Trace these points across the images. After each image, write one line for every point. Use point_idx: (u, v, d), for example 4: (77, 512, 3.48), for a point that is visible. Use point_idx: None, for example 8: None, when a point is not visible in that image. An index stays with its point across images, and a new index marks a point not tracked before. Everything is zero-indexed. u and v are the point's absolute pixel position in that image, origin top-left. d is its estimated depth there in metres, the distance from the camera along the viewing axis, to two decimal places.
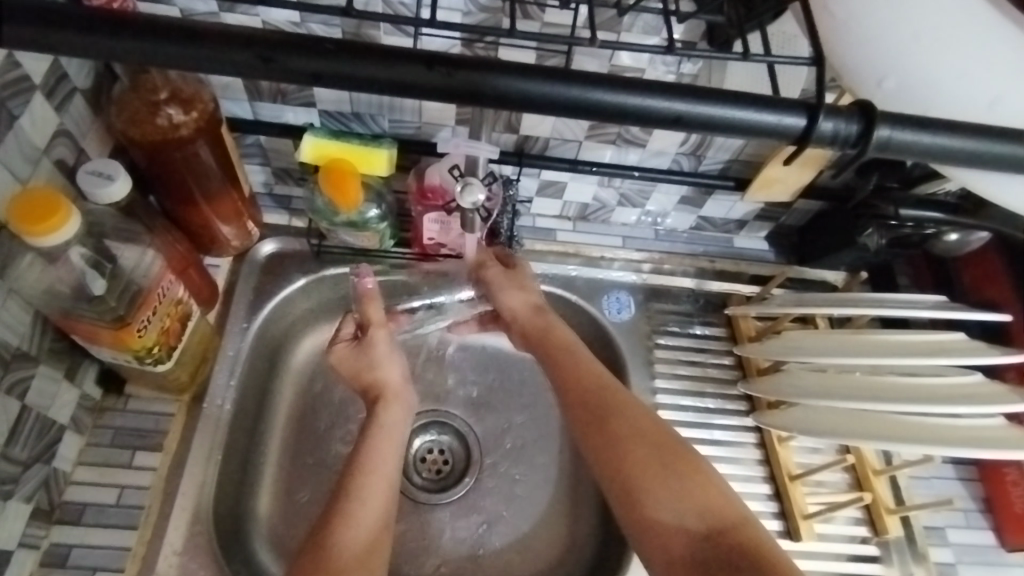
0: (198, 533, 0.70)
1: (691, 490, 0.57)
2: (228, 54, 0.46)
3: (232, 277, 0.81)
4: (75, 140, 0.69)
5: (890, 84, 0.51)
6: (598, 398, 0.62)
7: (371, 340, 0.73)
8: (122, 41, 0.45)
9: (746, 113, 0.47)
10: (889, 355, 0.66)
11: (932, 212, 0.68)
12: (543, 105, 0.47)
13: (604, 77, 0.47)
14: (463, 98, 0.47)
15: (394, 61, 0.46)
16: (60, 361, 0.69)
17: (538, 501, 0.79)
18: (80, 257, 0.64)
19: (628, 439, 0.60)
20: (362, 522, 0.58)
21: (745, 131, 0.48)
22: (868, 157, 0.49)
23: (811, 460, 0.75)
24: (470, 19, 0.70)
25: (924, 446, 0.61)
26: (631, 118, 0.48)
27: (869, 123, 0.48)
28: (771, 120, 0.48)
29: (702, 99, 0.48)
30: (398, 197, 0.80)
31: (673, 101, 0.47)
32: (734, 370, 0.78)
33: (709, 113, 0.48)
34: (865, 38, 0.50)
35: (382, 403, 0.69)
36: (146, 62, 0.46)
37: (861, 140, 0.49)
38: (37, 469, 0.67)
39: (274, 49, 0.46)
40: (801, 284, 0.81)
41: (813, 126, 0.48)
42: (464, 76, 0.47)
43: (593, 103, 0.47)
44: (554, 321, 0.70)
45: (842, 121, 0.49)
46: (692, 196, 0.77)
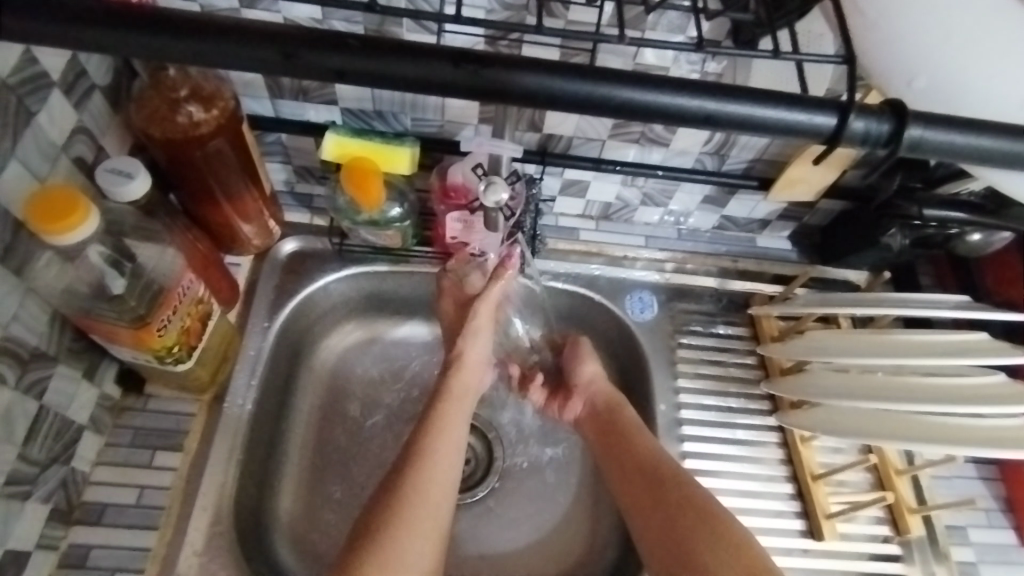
0: (218, 533, 0.69)
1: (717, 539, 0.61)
2: (258, 52, 0.45)
3: (253, 275, 0.81)
4: (95, 138, 0.68)
5: (920, 84, 0.51)
6: (650, 472, 0.67)
7: (474, 317, 0.75)
8: (151, 38, 0.44)
9: (772, 112, 0.47)
10: (910, 355, 0.67)
11: (956, 212, 0.68)
12: (570, 105, 0.47)
13: (635, 76, 0.47)
14: (488, 97, 0.47)
15: (427, 60, 0.46)
16: (79, 360, 0.69)
17: (561, 500, 0.79)
18: (98, 255, 0.63)
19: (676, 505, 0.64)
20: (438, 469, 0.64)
21: (774, 129, 0.48)
22: (900, 157, 0.48)
23: (833, 459, 0.75)
24: (494, 16, 0.70)
25: (945, 446, 0.62)
26: (659, 117, 0.47)
27: (900, 123, 0.47)
28: (802, 119, 0.47)
29: (731, 98, 0.47)
30: (420, 196, 0.79)
31: (703, 100, 0.47)
32: (757, 369, 0.78)
33: (738, 113, 0.47)
34: (898, 38, 0.50)
35: (452, 372, 0.73)
36: (173, 59, 0.45)
37: (892, 140, 0.48)
38: (55, 469, 0.66)
39: (297, 45, 0.45)
40: (823, 283, 0.81)
41: (842, 126, 0.47)
42: (491, 75, 0.46)
43: (624, 104, 0.47)
44: (626, 404, 0.75)
45: (874, 121, 0.47)
46: (716, 195, 0.77)
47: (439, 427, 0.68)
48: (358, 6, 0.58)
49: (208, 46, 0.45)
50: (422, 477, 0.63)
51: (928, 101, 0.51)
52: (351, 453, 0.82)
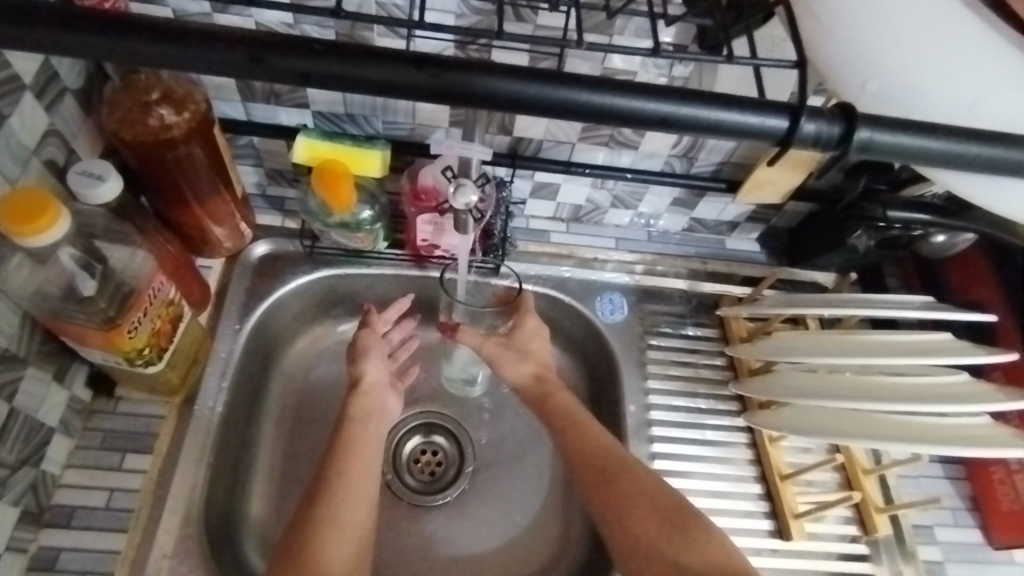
0: (188, 536, 0.69)
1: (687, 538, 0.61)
2: (222, 54, 0.44)
3: (224, 278, 0.81)
4: (66, 141, 0.68)
5: (874, 86, 0.50)
6: (603, 461, 0.66)
7: (366, 338, 0.75)
8: (117, 41, 0.44)
9: (727, 115, 0.47)
10: (880, 355, 0.67)
11: (919, 213, 0.69)
12: (536, 108, 0.46)
13: (597, 79, 0.47)
14: (454, 100, 0.46)
15: (389, 64, 0.45)
16: (49, 363, 0.69)
17: (533, 500, 0.80)
18: (69, 257, 0.63)
19: (636, 497, 0.64)
20: (353, 493, 0.63)
21: (732, 133, 0.47)
22: (851, 159, 0.48)
23: (802, 459, 0.76)
24: (464, 21, 0.70)
25: (910, 445, 0.62)
26: (618, 120, 0.47)
27: (849, 126, 0.48)
28: (756, 122, 0.47)
29: (689, 101, 0.47)
30: (391, 199, 0.80)
31: (659, 102, 0.46)
32: (726, 370, 0.79)
33: (697, 115, 0.47)
34: (849, 43, 0.50)
35: (355, 394, 0.71)
36: (136, 60, 0.45)
37: (842, 143, 0.48)
38: (24, 472, 0.66)
39: (263, 48, 0.44)
40: (792, 285, 0.82)
41: (795, 127, 0.47)
42: (452, 79, 0.45)
43: (588, 107, 0.47)
44: (558, 386, 0.74)
45: (825, 122, 0.48)
46: (685, 197, 0.78)
47: (347, 464, 0.64)
48: (324, 11, 0.56)
49: (171, 48, 0.44)
50: (335, 504, 0.61)
51: (880, 105, 0.51)
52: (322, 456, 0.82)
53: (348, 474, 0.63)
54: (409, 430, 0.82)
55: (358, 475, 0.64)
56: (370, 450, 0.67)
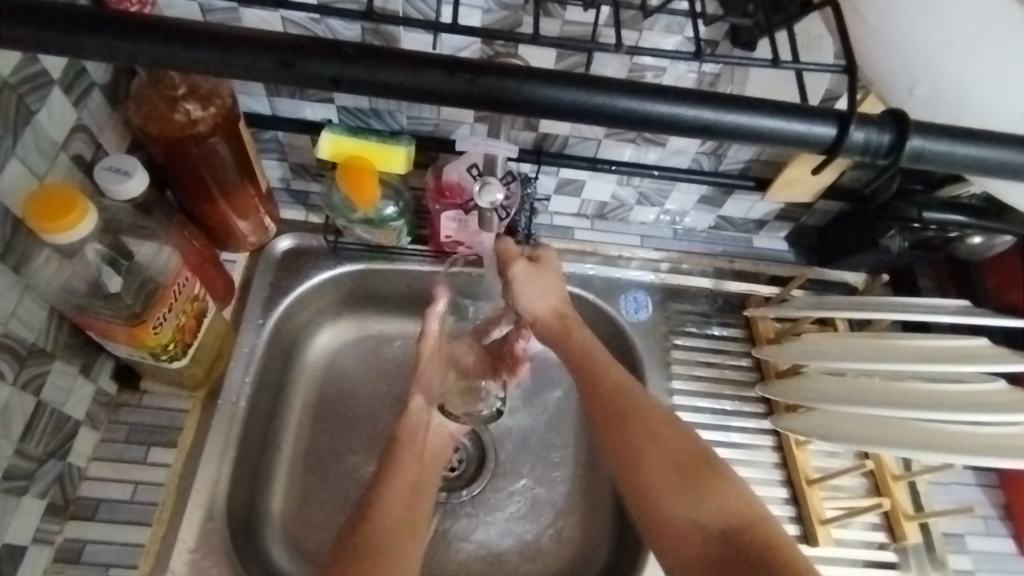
0: (212, 529, 0.70)
1: (706, 494, 0.57)
2: (253, 57, 0.43)
3: (248, 272, 0.81)
4: (93, 135, 0.66)
5: (922, 90, 0.47)
6: (621, 404, 0.62)
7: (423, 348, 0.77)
8: (150, 43, 0.42)
9: (772, 122, 0.44)
10: (917, 361, 0.64)
11: (957, 215, 0.67)
12: (568, 115, 0.45)
13: (640, 84, 0.45)
14: (485, 105, 0.44)
15: (419, 65, 0.44)
16: (75, 356, 0.69)
17: (554, 498, 0.80)
18: (95, 253, 0.64)
19: (647, 440, 0.60)
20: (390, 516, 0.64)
21: (774, 141, 0.45)
22: (900, 167, 0.46)
23: (829, 464, 0.74)
24: (491, 16, 0.67)
25: (943, 454, 0.61)
26: (657, 127, 0.45)
27: (900, 133, 0.45)
28: (800, 129, 0.45)
29: (728, 107, 0.44)
30: (416, 194, 0.79)
31: (701, 109, 0.44)
32: (752, 372, 0.78)
33: (739, 121, 0.44)
34: (892, 41, 0.47)
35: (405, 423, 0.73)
36: (166, 64, 0.43)
37: (893, 150, 0.46)
38: (51, 465, 0.67)
39: (295, 54, 0.43)
40: (821, 285, 0.81)
41: (842, 136, 0.45)
42: (487, 84, 0.44)
43: (622, 113, 0.45)
44: (580, 325, 0.68)
45: (874, 130, 0.45)
46: (712, 195, 0.77)
47: (379, 503, 0.65)
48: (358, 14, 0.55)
49: (202, 54, 0.43)
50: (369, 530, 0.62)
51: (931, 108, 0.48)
52: (348, 447, 0.82)
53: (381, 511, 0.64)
54: None
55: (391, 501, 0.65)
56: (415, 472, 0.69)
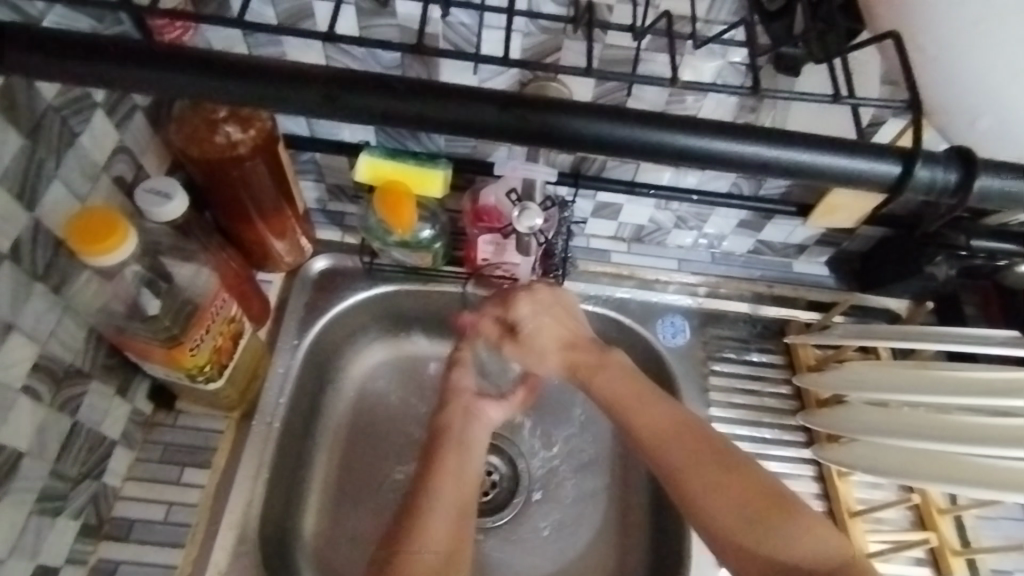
0: (243, 553, 0.69)
1: (794, 535, 0.56)
2: (302, 93, 0.44)
3: (284, 292, 0.81)
4: (135, 157, 0.67)
5: (982, 124, 0.48)
6: (677, 443, 0.62)
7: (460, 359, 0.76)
8: (211, 81, 0.43)
9: (835, 159, 0.44)
10: (950, 393, 0.62)
11: (1004, 243, 0.66)
12: (622, 149, 0.45)
13: (702, 122, 0.45)
14: (539, 140, 0.45)
15: (471, 101, 0.44)
16: (113, 377, 0.69)
17: (587, 525, 0.78)
18: (135, 275, 0.63)
19: (716, 482, 0.59)
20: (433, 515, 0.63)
21: (832, 179, 0.45)
22: (967, 205, 0.47)
23: (871, 495, 0.72)
24: (531, 40, 0.67)
25: (991, 490, 0.57)
26: (715, 164, 0.45)
27: (967, 173, 0.46)
28: (863, 167, 0.45)
29: (782, 144, 0.44)
30: (452, 216, 0.79)
31: (761, 146, 0.44)
32: (792, 400, 0.77)
33: (794, 159, 0.45)
34: (959, 79, 0.46)
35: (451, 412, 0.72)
36: (222, 99, 0.44)
37: (960, 189, 0.46)
38: (86, 485, 0.67)
39: (343, 87, 0.44)
40: (863, 311, 0.79)
41: (907, 175, 0.45)
42: (543, 120, 0.44)
43: (683, 151, 0.45)
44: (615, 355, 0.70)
45: (939, 168, 0.45)
46: (752, 219, 0.75)
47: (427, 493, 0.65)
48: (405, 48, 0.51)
49: (260, 90, 0.43)
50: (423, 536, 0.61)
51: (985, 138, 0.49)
52: (383, 470, 0.82)
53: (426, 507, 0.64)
54: None
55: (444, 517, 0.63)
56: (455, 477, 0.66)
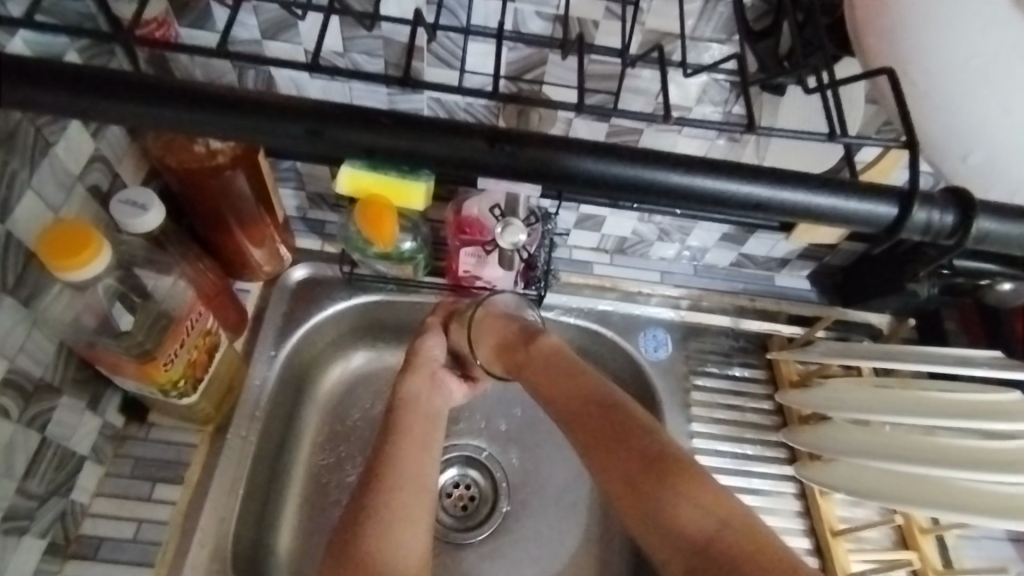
0: (215, 571, 0.67)
1: (687, 500, 0.53)
2: (290, 125, 0.39)
3: (261, 301, 0.80)
4: (110, 166, 0.65)
5: (976, 158, 0.43)
6: (609, 416, 0.59)
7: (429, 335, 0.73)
8: (169, 110, 0.38)
9: (830, 200, 0.40)
10: (944, 414, 0.60)
11: (989, 263, 0.64)
12: (607, 187, 0.41)
13: (699, 158, 0.41)
14: (529, 177, 0.41)
15: (452, 133, 0.40)
16: (83, 391, 0.67)
17: (567, 542, 0.78)
18: (106, 289, 0.61)
19: (637, 440, 0.57)
20: (401, 527, 0.58)
21: (828, 219, 0.41)
22: (965, 248, 0.42)
23: (853, 513, 0.72)
24: (517, 54, 0.65)
25: (958, 514, 0.57)
26: (706, 203, 0.41)
27: (964, 213, 0.42)
28: (859, 208, 0.41)
29: (784, 182, 0.40)
30: (433, 227, 0.78)
31: (752, 184, 0.40)
32: (774, 416, 0.76)
33: (793, 199, 0.40)
34: (949, 107, 0.42)
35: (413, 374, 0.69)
36: (178, 127, 0.39)
37: (957, 231, 0.42)
38: (53, 502, 0.65)
39: (326, 122, 0.39)
40: (845, 326, 0.79)
41: (905, 217, 0.41)
42: (532, 155, 0.40)
43: (671, 188, 0.40)
44: (541, 333, 0.69)
45: (937, 211, 0.42)
46: (735, 233, 0.75)
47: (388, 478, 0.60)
48: (391, 80, 0.47)
49: (229, 121, 0.39)
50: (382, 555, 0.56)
51: (985, 178, 0.44)
52: (359, 485, 0.80)
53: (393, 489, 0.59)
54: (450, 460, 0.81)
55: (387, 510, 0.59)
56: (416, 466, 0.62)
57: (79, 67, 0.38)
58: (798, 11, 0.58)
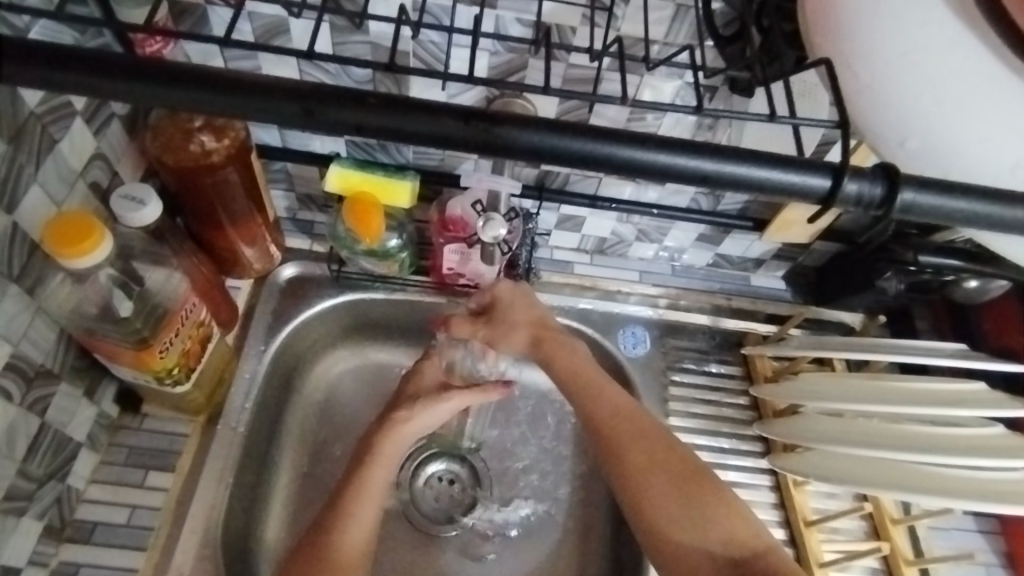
0: (207, 557, 0.70)
1: (719, 520, 0.60)
2: (279, 104, 0.42)
3: (252, 299, 0.83)
4: (110, 164, 0.69)
5: (913, 144, 0.43)
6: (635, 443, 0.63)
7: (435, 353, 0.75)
8: (164, 92, 0.42)
9: (769, 172, 0.43)
10: (908, 403, 0.62)
11: (950, 259, 0.67)
12: (558, 160, 0.43)
13: (654, 136, 0.43)
14: (489, 152, 0.43)
15: (420, 116, 0.42)
16: (81, 379, 0.70)
17: (547, 536, 0.80)
18: (107, 277, 0.65)
19: (666, 470, 0.62)
20: (358, 520, 0.63)
21: (767, 191, 0.44)
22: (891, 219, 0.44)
23: (827, 505, 0.74)
24: (498, 59, 0.69)
25: (943, 498, 0.57)
26: (656, 175, 0.43)
27: (891, 185, 0.43)
28: (794, 180, 0.43)
29: (727, 157, 0.43)
30: (419, 227, 0.82)
31: (697, 159, 0.43)
32: (750, 410, 0.78)
33: (736, 173, 0.43)
34: (884, 97, 0.42)
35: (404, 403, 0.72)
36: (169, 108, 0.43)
37: (883, 204, 0.44)
38: (51, 486, 0.67)
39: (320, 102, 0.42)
40: (819, 324, 0.81)
41: (836, 188, 0.43)
42: (493, 134, 0.43)
43: (624, 163, 0.43)
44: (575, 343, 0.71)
45: (866, 183, 0.44)
46: (710, 233, 0.78)
47: (362, 482, 0.65)
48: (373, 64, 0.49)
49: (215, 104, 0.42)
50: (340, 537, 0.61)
51: (920, 164, 0.44)
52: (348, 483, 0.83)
53: (364, 489, 0.64)
54: (430, 455, 0.83)
55: (367, 513, 0.64)
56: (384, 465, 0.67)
57: (79, 58, 0.41)
58: (763, 16, 0.61)
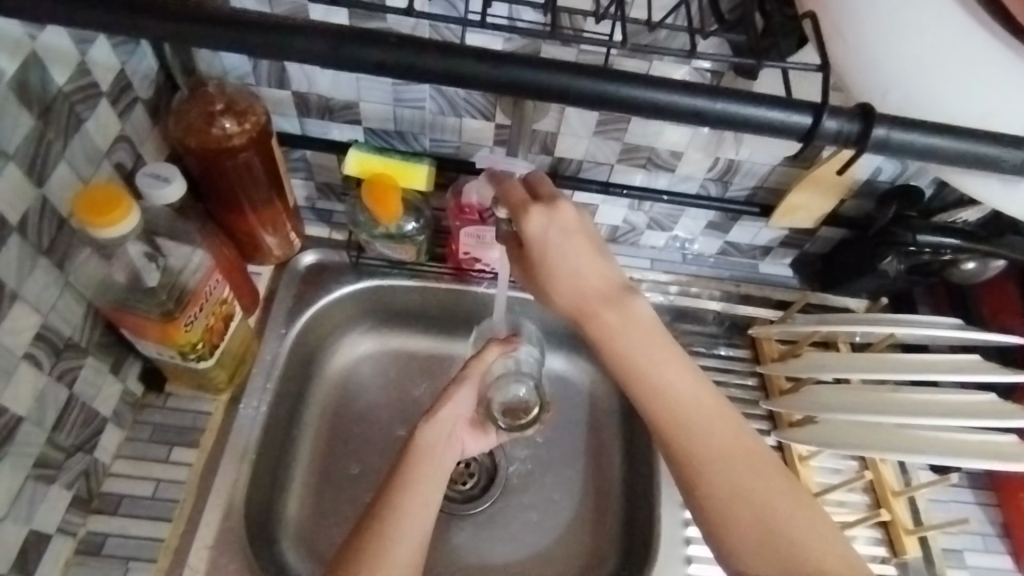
0: (230, 528, 0.72)
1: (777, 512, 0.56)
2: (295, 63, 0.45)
3: (274, 284, 0.85)
4: (135, 147, 0.72)
5: (895, 97, 0.45)
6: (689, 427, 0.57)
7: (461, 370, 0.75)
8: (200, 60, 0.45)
9: (753, 107, 0.45)
10: (902, 370, 0.66)
11: (949, 237, 0.69)
12: (553, 93, 0.45)
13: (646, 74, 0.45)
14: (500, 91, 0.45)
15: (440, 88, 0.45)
16: (107, 355, 0.72)
17: (560, 515, 0.82)
18: (135, 251, 0.67)
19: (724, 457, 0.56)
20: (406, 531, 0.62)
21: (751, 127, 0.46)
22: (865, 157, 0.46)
23: (832, 479, 0.75)
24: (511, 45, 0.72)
25: (939, 458, 0.60)
26: (643, 109, 0.45)
27: (866, 120, 0.45)
28: (778, 116, 0.45)
29: (715, 94, 0.45)
30: (436, 214, 0.85)
31: (684, 97, 0.45)
32: (757, 391, 0.81)
33: (724, 109, 0.45)
34: (873, 57, 0.44)
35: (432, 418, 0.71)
36: None
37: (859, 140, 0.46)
38: (79, 457, 0.70)
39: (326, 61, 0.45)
40: (822, 309, 0.84)
41: (814, 125, 0.45)
42: (503, 77, 0.45)
43: (614, 99, 0.45)
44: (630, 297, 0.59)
45: (843, 119, 0.45)
46: (719, 220, 0.81)
47: (401, 494, 0.64)
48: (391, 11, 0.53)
49: None
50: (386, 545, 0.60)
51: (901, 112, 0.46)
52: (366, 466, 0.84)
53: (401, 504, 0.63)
54: None
55: (420, 497, 0.64)
56: (427, 481, 0.66)
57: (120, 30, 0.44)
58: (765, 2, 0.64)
